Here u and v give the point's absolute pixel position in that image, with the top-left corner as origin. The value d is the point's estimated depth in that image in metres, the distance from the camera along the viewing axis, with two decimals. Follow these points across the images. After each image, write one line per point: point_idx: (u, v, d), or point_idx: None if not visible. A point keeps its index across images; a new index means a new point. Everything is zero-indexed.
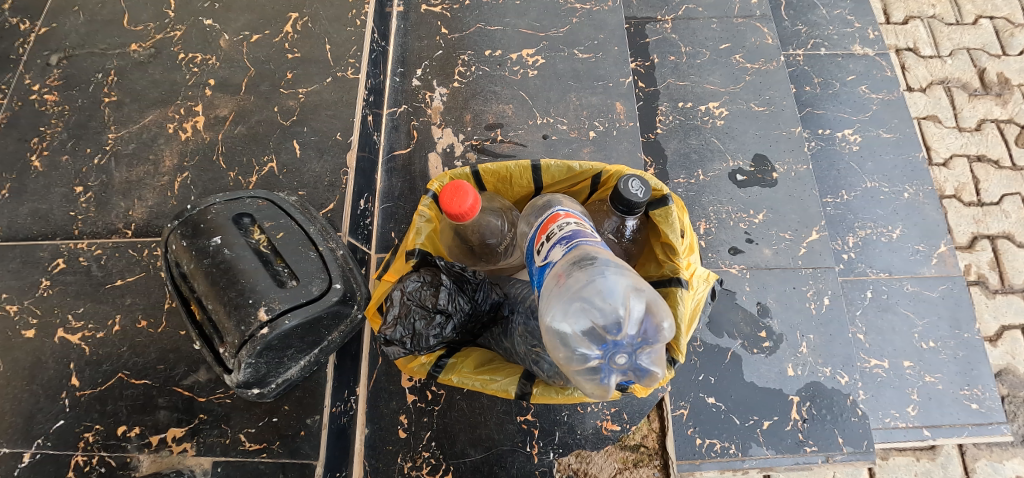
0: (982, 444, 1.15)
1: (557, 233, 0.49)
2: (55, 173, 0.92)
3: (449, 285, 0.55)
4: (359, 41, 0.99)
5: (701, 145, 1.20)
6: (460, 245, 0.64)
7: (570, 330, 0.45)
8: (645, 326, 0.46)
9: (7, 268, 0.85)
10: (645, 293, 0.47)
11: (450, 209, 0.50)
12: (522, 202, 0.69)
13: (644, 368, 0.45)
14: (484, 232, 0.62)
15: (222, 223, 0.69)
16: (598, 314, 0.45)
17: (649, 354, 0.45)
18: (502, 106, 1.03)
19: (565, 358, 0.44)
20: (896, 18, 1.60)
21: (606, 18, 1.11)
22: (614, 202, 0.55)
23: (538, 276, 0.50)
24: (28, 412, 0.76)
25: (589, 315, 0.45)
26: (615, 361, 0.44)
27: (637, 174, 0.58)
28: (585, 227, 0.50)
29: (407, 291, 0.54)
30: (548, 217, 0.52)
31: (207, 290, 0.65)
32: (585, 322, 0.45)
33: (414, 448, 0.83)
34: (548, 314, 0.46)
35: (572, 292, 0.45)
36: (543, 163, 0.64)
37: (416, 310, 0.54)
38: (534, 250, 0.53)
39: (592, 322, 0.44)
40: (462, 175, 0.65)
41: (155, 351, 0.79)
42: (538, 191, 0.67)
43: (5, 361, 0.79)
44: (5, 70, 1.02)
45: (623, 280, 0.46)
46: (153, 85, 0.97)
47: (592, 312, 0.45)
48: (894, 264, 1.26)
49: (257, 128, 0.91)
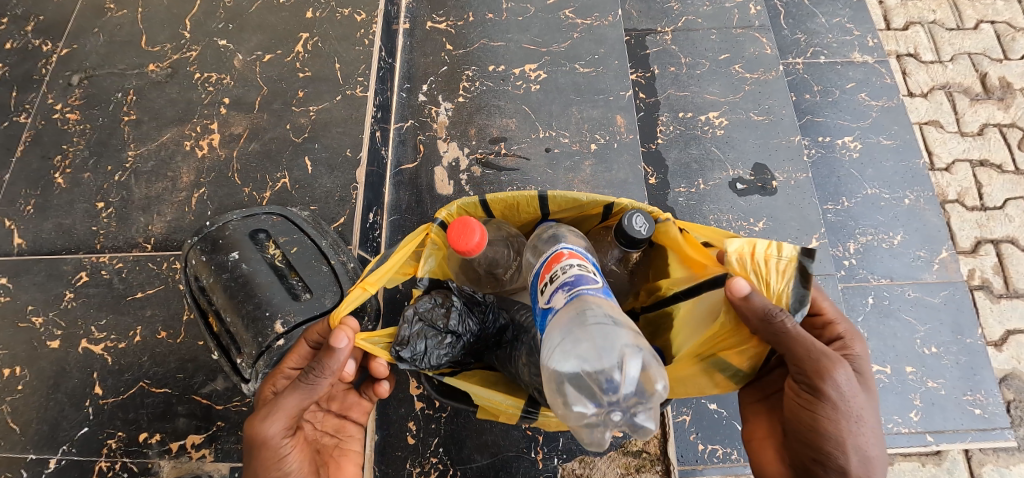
0: (988, 449, 1.15)
1: (561, 276, 0.51)
2: (78, 189, 0.96)
3: (460, 306, 0.58)
4: (367, 60, 1.02)
5: (701, 155, 1.23)
6: (468, 271, 0.67)
7: (566, 380, 0.47)
8: (640, 386, 0.47)
9: (33, 281, 0.89)
10: (643, 352, 0.49)
11: (458, 245, 0.52)
12: (529, 225, 0.71)
13: (637, 423, 0.48)
14: (491, 261, 0.65)
15: (240, 239, 0.73)
16: (595, 368, 0.47)
17: (644, 412, 0.47)
18: (506, 120, 1.06)
19: (560, 405, 0.47)
20: (897, 24, 1.62)
21: (607, 32, 1.14)
22: (617, 235, 0.58)
23: (541, 319, 0.53)
24: (53, 420, 0.80)
25: (586, 368, 0.47)
26: (610, 416, 0.47)
27: (642, 208, 0.60)
28: (592, 273, 0.52)
29: (420, 310, 0.57)
30: (556, 255, 0.55)
31: (226, 303, 0.69)
32: (581, 373, 0.47)
33: (423, 454, 0.86)
34: (549, 359, 0.48)
35: (570, 346, 0.47)
36: (549, 194, 0.65)
37: (428, 329, 0.56)
38: (539, 291, 0.55)
39: (588, 375, 0.47)
40: (471, 205, 0.66)
41: (175, 361, 0.82)
42: (544, 217, 0.69)
43: (31, 370, 0.83)
44: (29, 91, 1.07)
45: (621, 338, 0.48)
46: (170, 104, 1.01)
47: (589, 366, 0.47)
48: (895, 270, 1.27)
49: (270, 144, 0.95)
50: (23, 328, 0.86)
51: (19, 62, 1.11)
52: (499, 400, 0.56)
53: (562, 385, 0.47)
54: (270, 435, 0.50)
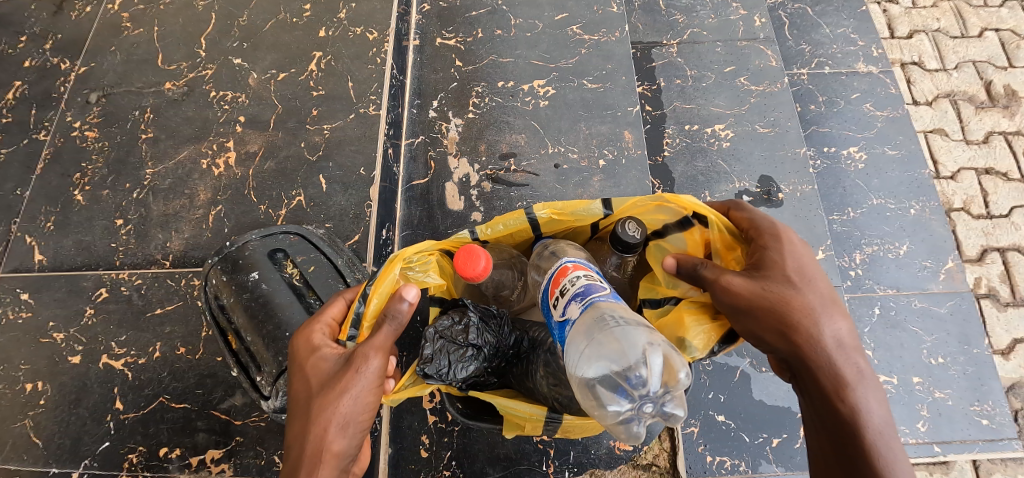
0: (996, 459, 1.15)
1: (570, 289, 0.53)
2: (97, 206, 0.98)
3: (476, 321, 0.59)
4: (379, 79, 1.05)
5: (707, 168, 1.24)
6: (473, 292, 0.68)
7: (599, 385, 0.49)
8: (667, 377, 0.49)
9: (54, 297, 0.91)
10: (662, 345, 0.51)
11: (466, 272, 0.53)
12: (525, 245, 0.72)
13: (668, 413, 0.49)
14: (498, 283, 0.67)
15: (258, 259, 0.75)
16: (622, 368, 0.49)
17: (673, 400, 0.49)
18: (515, 135, 1.07)
19: (596, 412, 0.49)
20: (901, 33, 1.63)
21: (614, 48, 1.16)
22: (611, 242, 0.59)
23: (558, 330, 0.54)
24: (75, 434, 0.82)
25: (613, 369, 0.49)
26: (644, 410, 0.48)
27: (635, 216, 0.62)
28: (594, 279, 0.54)
29: (439, 329, 0.59)
30: (558, 270, 0.56)
31: (247, 322, 0.71)
32: (610, 374, 0.49)
33: (436, 467, 0.87)
34: (575, 371, 0.50)
35: (596, 353, 0.49)
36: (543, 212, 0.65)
37: (449, 344, 0.58)
38: (549, 303, 0.56)
39: (615, 376, 0.49)
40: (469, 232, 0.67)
41: (194, 376, 0.84)
42: (539, 237, 0.70)
43: (53, 385, 0.85)
44: (48, 109, 1.09)
45: (641, 335, 0.49)
46: (187, 122, 1.04)
47: (617, 366, 0.49)
48: (901, 280, 1.28)
49: (285, 163, 0.97)
50: (45, 343, 0.88)
51: (38, 80, 1.13)
52: (527, 410, 0.57)
53: (595, 391, 0.49)
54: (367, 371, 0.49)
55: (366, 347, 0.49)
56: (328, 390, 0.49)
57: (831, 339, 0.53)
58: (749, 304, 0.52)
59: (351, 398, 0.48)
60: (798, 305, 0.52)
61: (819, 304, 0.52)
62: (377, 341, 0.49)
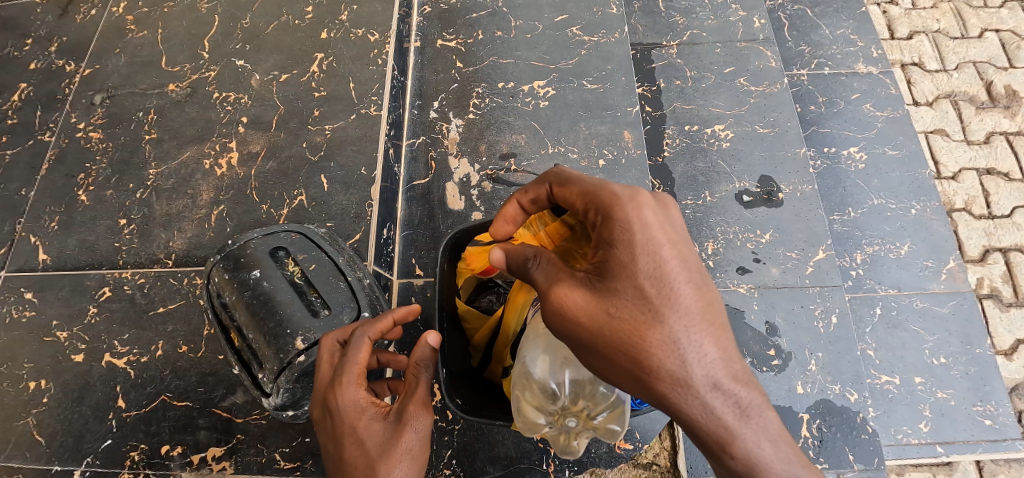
0: (1000, 460, 1.14)
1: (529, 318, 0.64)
2: (101, 206, 0.99)
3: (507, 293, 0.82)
4: (380, 80, 1.05)
5: (707, 168, 1.24)
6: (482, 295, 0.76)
7: (523, 407, 0.57)
8: (585, 392, 0.56)
9: (58, 296, 0.92)
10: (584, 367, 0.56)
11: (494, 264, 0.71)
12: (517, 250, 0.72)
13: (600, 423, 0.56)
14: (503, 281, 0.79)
15: (260, 257, 0.76)
16: (541, 389, 0.56)
17: (599, 409, 0.56)
18: (515, 136, 1.08)
19: (525, 405, 0.57)
20: (900, 34, 1.64)
21: (613, 49, 1.17)
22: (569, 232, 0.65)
23: None
24: (78, 432, 0.82)
25: (532, 392, 0.56)
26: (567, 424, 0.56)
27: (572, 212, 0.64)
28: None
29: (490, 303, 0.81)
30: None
31: (247, 320, 0.71)
32: (530, 395, 0.57)
33: (436, 466, 0.86)
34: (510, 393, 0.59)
35: (518, 378, 0.57)
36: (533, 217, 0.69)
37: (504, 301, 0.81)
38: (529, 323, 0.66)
39: (534, 398, 0.56)
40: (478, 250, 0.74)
41: (196, 374, 0.84)
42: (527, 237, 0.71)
43: (56, 383, 0.85)
44: (52, 110, 1.11)
45: (556, 361, 0.56)
46: (190, 123, 1.04)
47: (535, 389, 0.56)
48: (902, 280, 1.28)
49: (287, 163, 0.98)
50: (48, 342, 0.89)
51: (44, 82, 1.15)
52: None
53: (526, 382, 0.57)
54: (422, 429, 0.53)
55: (416, 408, 0.54)
56: (344, 418, 0.54)
57: (699, 368, 0.41)
58: (589, 337, 0.45)
59: (415, 455, 0.52)
60: (647, 331, 0.42)
61: (669, 317, 0.42)
62: (421, 404, 0.55)
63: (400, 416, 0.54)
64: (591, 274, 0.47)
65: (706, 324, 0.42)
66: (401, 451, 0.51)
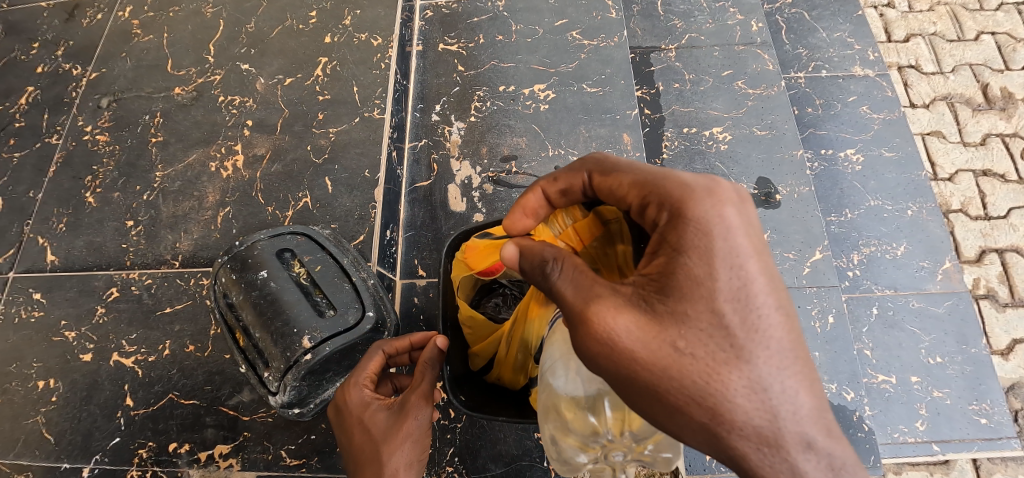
0: (996, 458, 1.15)
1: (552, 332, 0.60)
2: (108, 208, 1.00)
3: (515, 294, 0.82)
4: (383, 84, 1.07)
5: (706, 170, 1.26)
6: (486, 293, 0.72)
7: (559, 440, 0.56)
8: (624, 426, 0.54)
9: (66, 297, 0.94)
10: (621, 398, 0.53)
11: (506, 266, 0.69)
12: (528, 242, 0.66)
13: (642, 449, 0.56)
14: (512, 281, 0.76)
15: (267, 258, 0.77)
16: (577, 425, 0.54)
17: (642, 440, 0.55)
18: (516, 139, 1.10)
19: (563, 440, 0.55)
20: (897, 36, 1.65)
21: (613, 53, 1.19)
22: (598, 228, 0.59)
23: None
24: (86, 430, 0.84)
25: (567, 428, 0.54)
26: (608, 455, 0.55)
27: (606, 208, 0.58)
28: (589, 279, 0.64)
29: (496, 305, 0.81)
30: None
31: (255, 320, 0.73)
32: (566, 430, 0.54)
33: (439, 463, 0.87)
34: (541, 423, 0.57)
35: (550, 412, 0.55)
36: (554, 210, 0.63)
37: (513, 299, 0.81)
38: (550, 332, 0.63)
39: (571, 432, 0.54)
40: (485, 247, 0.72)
41: (203, 373, 0.86)
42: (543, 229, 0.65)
43: (64, 382, 0.87)
44: (60, 113, 1.12)
45: (588, 394, 0.53)
46: (196, 126, 1.06)
47: (570, 426, 0.54)
48: (899, 281, 1.29)
49: (292, 166, 0.99)
50: (56, 342, 0.90)
51: (50, 85, 1.16)
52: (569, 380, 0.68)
53: (561, 413, 0.54)
54: (421, 419, 0.62)
55: (416, 401, 0.62)
56: (355, 409, 0.64)
57: (787, 421, 0.36)
58: (648, 374, 0.38)
59: (413, 441, 0.61)
60: (726, 371, 0.37)
61: (749, 354, 0.37)
62: (422, 399, 0.63)
63: (403, 407, 0.62)
64: (647, 293, 0.40)
65: (797, 367, 0.38)
66: (403, 434, 0.61)
